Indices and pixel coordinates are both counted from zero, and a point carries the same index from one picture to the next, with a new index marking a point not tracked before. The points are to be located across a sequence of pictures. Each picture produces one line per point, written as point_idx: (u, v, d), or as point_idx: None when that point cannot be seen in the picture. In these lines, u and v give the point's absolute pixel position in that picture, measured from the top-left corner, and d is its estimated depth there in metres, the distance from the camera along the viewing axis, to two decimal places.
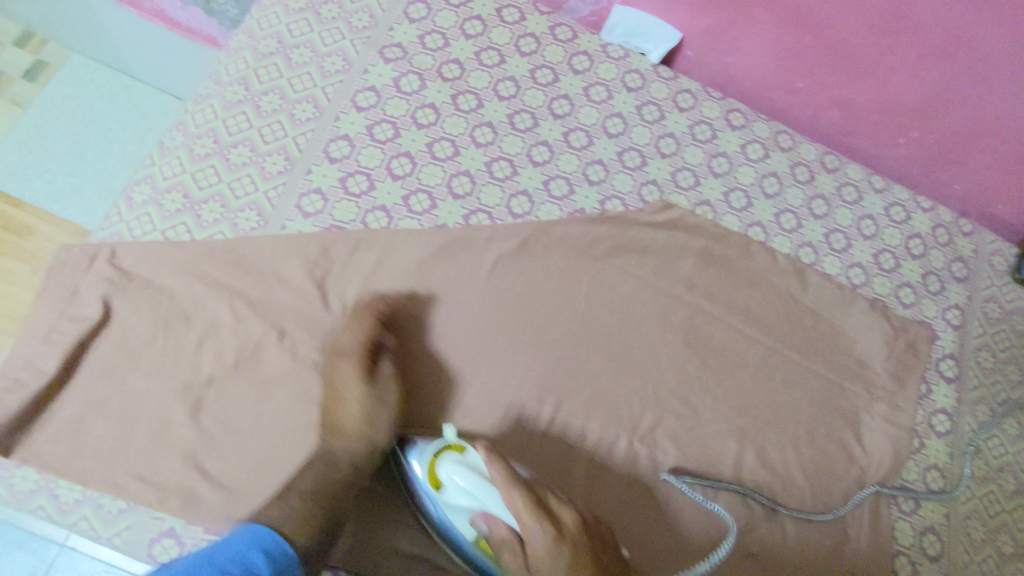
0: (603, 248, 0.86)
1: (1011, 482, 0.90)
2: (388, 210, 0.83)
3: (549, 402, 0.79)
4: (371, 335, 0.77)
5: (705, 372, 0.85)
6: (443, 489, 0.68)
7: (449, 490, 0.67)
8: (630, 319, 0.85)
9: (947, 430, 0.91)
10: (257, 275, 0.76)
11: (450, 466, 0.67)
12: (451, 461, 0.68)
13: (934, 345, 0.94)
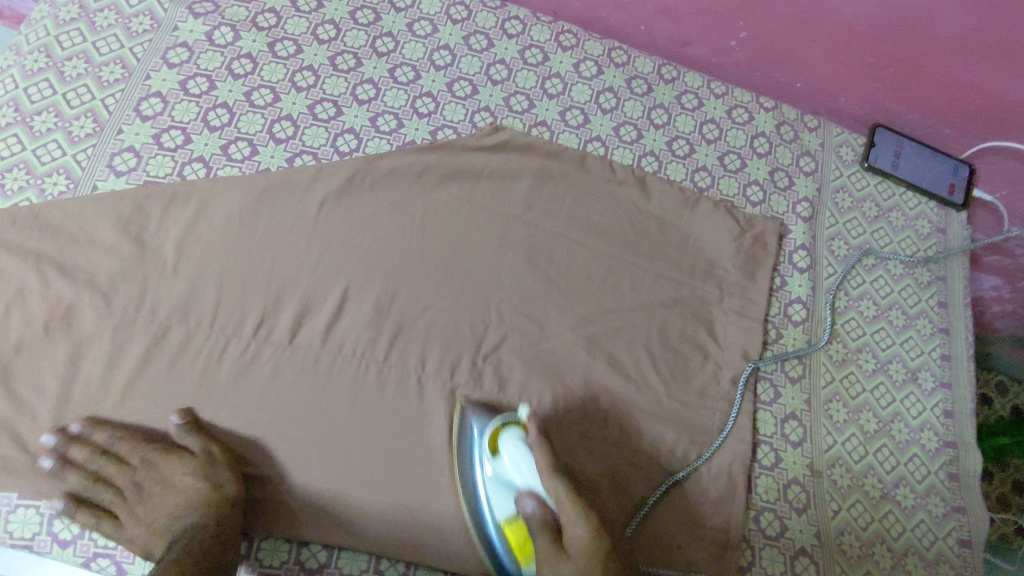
0: (434, 177, 0.86)
1: (871, 361, 0.91)
2: (206, 161, 0.81)
3: (386, 331, 0.78)
4: (193, 285, 0.75)
5: (550, 286, 0.85)
6: (498, 455, 0.70)
7: (502, 457, 0.69)
8: (468, 241, 0.85)
9: (803, 319, 0.92)
10: (65, 238, 0.74)
11: (513, 440, 0.69)
12: (510, 434, 0.70)
13: (786, 239, 0.95)
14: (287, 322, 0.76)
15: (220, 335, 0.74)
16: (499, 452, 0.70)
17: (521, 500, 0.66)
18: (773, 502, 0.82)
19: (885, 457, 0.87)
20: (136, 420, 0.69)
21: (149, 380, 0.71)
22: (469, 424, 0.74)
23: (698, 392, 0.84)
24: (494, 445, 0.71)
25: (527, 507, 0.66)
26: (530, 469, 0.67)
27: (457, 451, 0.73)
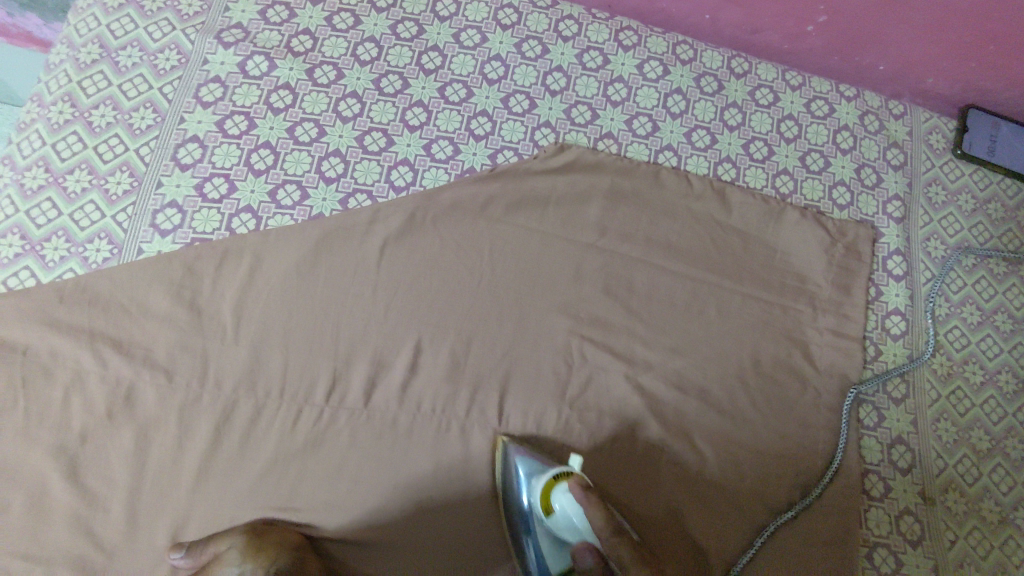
0: (500, 206, 0.79)
1: (979, 373, 0.84)
2: (255, 210, 0.75)
3: (465, 384, 0.73)
4: (255, 351, 0.70)
5: (633, 318, 0.78)
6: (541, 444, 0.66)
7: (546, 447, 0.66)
8: (541, 275, 0.78)
9: (902, 331, 0.85)
10: (115, 312, 0.69)
11: (566, 496, 0.64)
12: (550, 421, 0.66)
13: (878, 244, 0.88)
14: (359, 384, 0.71)
15: (291, 404, 0.69)
16: (554, 510, 0.64)
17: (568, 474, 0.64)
18: (885, 536, 0.76)
19: (1002, 478, 0.80)
20: (214, 505, 0.65)
21: (222, 461, 0.66)
22: (513, 465, 0.68)
23: (799, 423, 0.78)
24: None
25: (585, 561, 0.62)
26: (585, 523, 0.63)
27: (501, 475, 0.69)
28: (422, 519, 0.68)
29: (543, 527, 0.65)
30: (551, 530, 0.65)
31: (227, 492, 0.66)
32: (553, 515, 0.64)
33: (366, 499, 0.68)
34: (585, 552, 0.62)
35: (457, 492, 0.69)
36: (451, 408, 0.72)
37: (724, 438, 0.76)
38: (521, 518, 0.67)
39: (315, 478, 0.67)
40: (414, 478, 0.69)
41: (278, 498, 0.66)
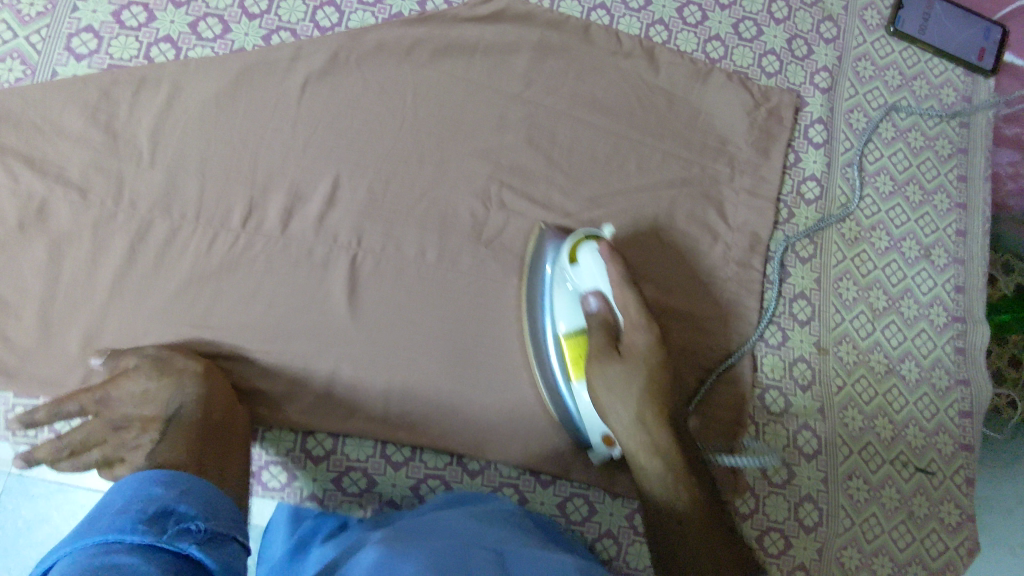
0: (426, 50, 0.79)
1: (884, 239, 0.89)
2: (174, 41, 0.75)
3: (382, 219, 0.75)
4: (173, 176, 0.71)
5: (552, 168, 0.80)
6: (576, 263, 0.70)
7: (580, 264, 0.69)
8: (465, 121, 0.79)
9: (816, 197, 0.88)
10: (28, 129, 0.69)
11: (592, 249, 0.69)
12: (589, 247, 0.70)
13: (802, 112, 0.90)
14: (277, 213, 0.73)
15: (208, 228, 0.71)
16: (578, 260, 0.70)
17: (588, 297, 0.68)
18: (777, 380, 0.82)
19: (893, 333, 0.86)
20: (130, 317, 0.68)
21: (139, 276, 0.69)
22: (544, 249, 0.74)
23: (707, 274, 0.82)
24: (573, 253, 0.70)
25: (592, 304, 0.68)
26: (599, 276, 0.68)
27: (529, 291, 0.73)
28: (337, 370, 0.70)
29: (561, 286, 0.71)
30: (570, 282, 0.70)
31: (145, 307, 0.69)
32: (575, 264, 0.70)
33: (280, 321, 0.71)
34: (595, 298, 0.68)
35: (371, 320, 0.72)
36: (369, 241, 0.74)
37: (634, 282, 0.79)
38: (544, 279, 0.73)
39: (231, 298, 0.70)
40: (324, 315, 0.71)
41: (196, 316, 0.69)
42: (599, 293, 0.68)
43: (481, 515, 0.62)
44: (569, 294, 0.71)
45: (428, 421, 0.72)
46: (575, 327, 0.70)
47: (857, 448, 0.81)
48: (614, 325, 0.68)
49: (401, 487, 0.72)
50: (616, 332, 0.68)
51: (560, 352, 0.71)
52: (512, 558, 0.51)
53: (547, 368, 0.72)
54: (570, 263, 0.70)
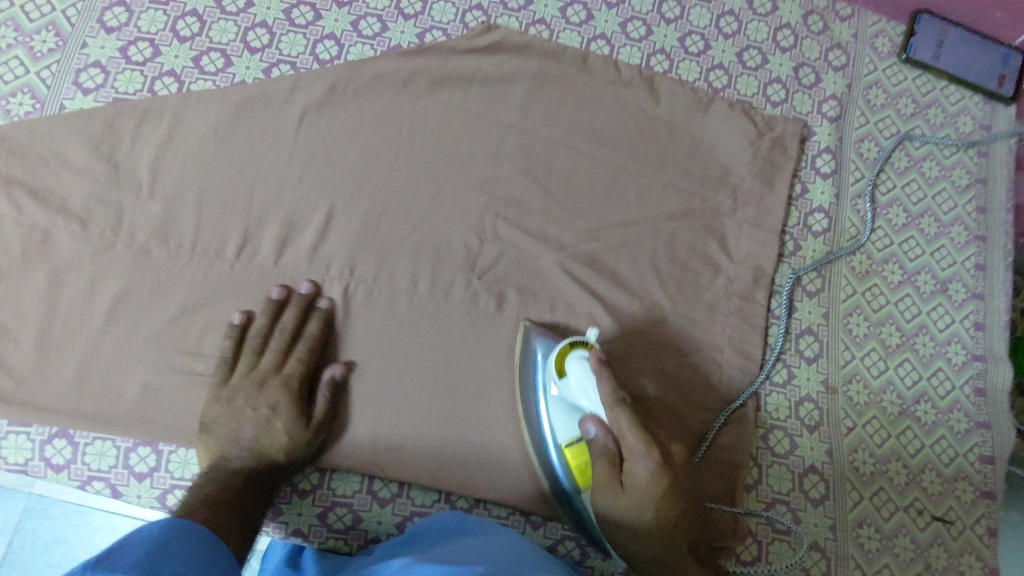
0: (423, 82, 0.80)
1: (897, 273, 0.85)
2: (178, 75, 0.77)
3: (375, 249, 0.75)
4: (170, 206, 0.72)
5: (549, 199, 0.80)
6: (566, 377, 0.67)
7: (569, 378, 0.67)
8: (461, 151, 0.79)
9: (824, 229, 0.85)
10: (34, 161, 0.71)
11: (580, 360, 0.67)
12: (579, 357, 0.67)
13: (808, 142, 0.88)
14: (271, 242, 0.73)
15: (202, 257, 0.72)
16: (567, 372, 0.67)
17: (584, 424, 0.65)
18: (782, 420, 0.78)
19: (907, 372, 0.82)
20: (121, 345, 0.68)
21: (132, 304, 0.69)
22: (532, 346, 0.72)
23: (708, 308, 0.79)
24: (561, 366, 0.68)
25: (590, 431, 0.65)
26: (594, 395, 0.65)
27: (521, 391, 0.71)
28: (326, 409, 0.69)
29: (555, 395, 0.69)
30: (564, 396, 0.68)
31: (137, 336, 0.69)
32: (564, 378, 0.67)
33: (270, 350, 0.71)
34: (593, 426, 0.65)
35: (361, 352, 0.72)
36: (361, 271, 0.74)
37: (631, 316, 0.77)
38: (537, 384, 0.70)
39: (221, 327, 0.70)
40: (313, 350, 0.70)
41: (185, 344, 0.69)
42: (597, 420, 0.65)
43: (478, 549, 0.58)
44: (564, 405, 0.68)
45: (417, 457, 0.70)
46: (573, 438, 0.67)
47: (868, 494, 0.77)
48: (609, 444, 0.64)
49: (387, 524, 0.71)
50: (613, 449, 0.64)
51: (562, 462, 0.68)
52: None
53: (551, 472, 0.69)
54: (560, 377, 0.68)
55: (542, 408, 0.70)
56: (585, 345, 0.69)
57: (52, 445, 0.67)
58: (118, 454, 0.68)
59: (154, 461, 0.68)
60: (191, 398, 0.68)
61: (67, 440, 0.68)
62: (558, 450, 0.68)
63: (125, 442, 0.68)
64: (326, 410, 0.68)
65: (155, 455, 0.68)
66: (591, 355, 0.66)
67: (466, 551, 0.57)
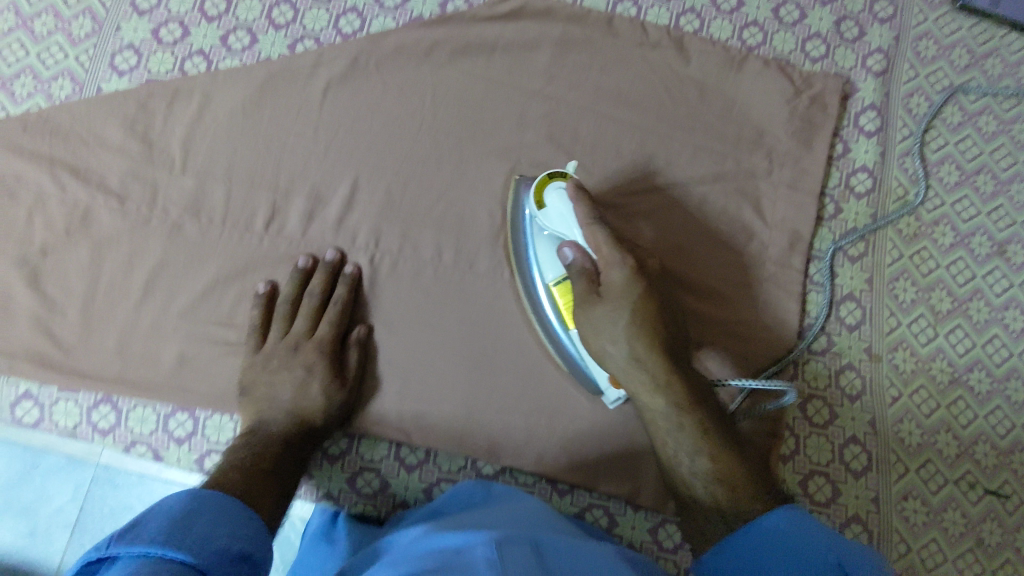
0: (445, 52, 0.79)
1: (949, 234, 0.80)
2: (206, 54, 0.78)
3: (399, 220, 0.75)
4: (201, 182, 0.75)
5: (574, 165, 0.78)
6: (545, 208, 0.67)
7: (548, 210, 0.67)
8: (484, 120, 0.78)
9: (869, 190, 0.81)
10: (74, 141, 0.74)
11: (558, 192, 0.67)
12: (556, 188, 0.67)
13: (851, 99, 0.83)
14: (298, 215, 0.74)
15: (233, 231, 0.74)
16: (546, 203, 0.67)
17: (563, 248, 0.66)
18: (821, 389, 0.75)
19: (959, 339, 0.77)
20: (159, 316, 0.71)
21: (168, 277, 0.72)
22: (523, 198, 0.73)
23: (741, 274, 0.76)
24: (540, 198, 0.68)
25: (568, 255, 0.65)
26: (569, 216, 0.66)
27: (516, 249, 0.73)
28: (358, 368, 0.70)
29: (544, 235, 0.69)
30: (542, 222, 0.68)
31: (173, 308, 0.71)
32: (543, 209, 0.67)
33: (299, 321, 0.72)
34: (570, 249, 0.65)
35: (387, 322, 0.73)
36: (386, 242, 0.74)
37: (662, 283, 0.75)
38: (528, 229, 0.72)
39: (251, 299, 0.72)
40: (342, 318, 0.70)
41: (218, 316, 0.72)
42: (574, 243, 0.65)
43: (515, 517, 0.59)
44: (546, 235, 0.69)
45: (443, 425, 0.71)
46: (560, 276, 0.68)
47: (914, 466, 0.73)
48: (587, 264, 0.64)
49: (414, 490, 0.72)
50: (590, 267, 0.64)
51: (562, 325, 0.70)
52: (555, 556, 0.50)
53: (557, 338, 0.71)
54: (539, 209, 0.68)
55: (534, 259, 0.71)
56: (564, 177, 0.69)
57: (99, 410, 0.71)
58: (158, 419, 0.71)
59: (192, 426, 0.70)
60: (226, 367, 0.70)
61: (111, 406, 0.71)
62: (549, 291, 0.70)
63: (164, 408, 0.71)
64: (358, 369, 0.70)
65: (192, 420, 0.70)
66: (568, 186, 0.66)
67: (501, 519, 0.58)
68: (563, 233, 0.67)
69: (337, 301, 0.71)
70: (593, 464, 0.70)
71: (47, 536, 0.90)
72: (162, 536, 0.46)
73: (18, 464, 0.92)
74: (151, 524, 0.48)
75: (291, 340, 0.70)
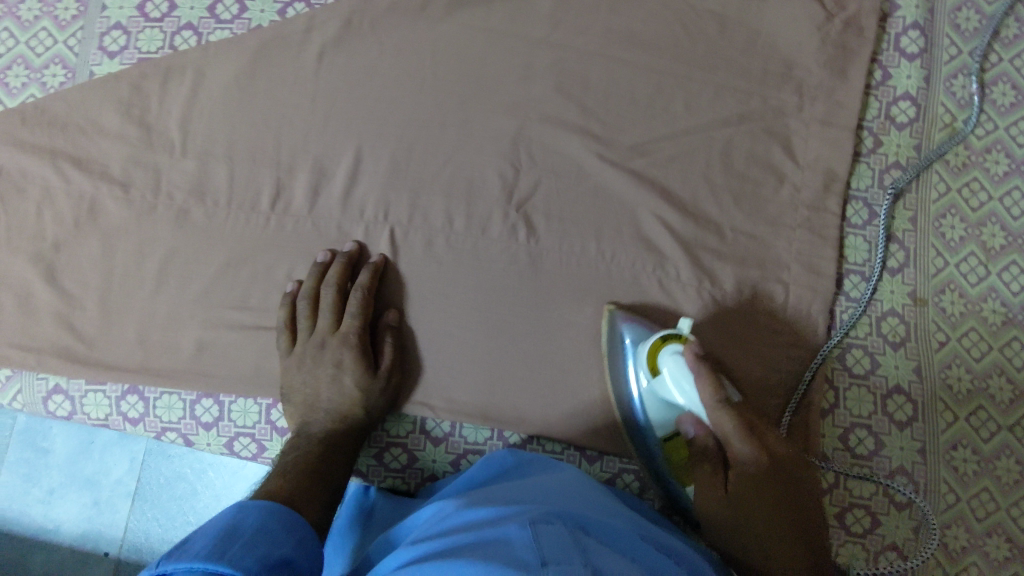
0: (442, 5, 0.75)
1: (1002, 162, 0.73)
2: (195, 27, 0.75)
3: (406, 188, 0.72)
4: (203, 163, 0.73)
5: (587, 116, 0.73)
6: (659, 376, 0.61)
7: (663, 378, 0.61)
8: (488, 75, 0.74)
9: (912, 120, 0.74)
10: (73, 131, 0.73)
11: (675, 356, 0.60)
12: (672, 352, 0.60)
13: (891, 19, 0.76)
14: (303, 190, 0.72)
15: (240, 212, 0.72)
16: (660, 370, 0.61)
17: (683, 423, 0.61)
18: (862, 338, 0.71)
19: (1014, 276, 0.72)
20: (175, 304, 0.71)
21: (180, 264, 0.71)
22: (620, 331, 0.67)
23: (771, 221, 0.71)
24: (653, 363, 0.62)
25: (689, 430, 0.60)
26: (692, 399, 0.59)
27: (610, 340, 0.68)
28: (393, 356, 0.68)
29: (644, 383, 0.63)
30: (657, 394, 0.62)
31: (188, 294, 0.71)
32: (660, 378, 0.61)
33: None
34: (692, 426, 0.60)
35: (402, 296, 0.70)
36: (395, 212, 0.72)
37: (687, 237, 0.71)
38: (630, 379, 0.65)
39: (264, 280, 0.71)
40: (357, 294, 0.68)
41: (233, 299, 0.71)
42: (699, 423, 0.60)
43: (545, 488, 0.55)
44: (657, 397, 0.62)
45: (467, 398, 0.69)
46: (672, 434, 0.62)
47: (964, 413, 0.70)
48: (709, 444, 0.59)
49: (441, 463, 0.71)
50: (713, 449, 0.59)
51: (657, 446, 0.64)
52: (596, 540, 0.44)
53: (637, 432, 0.66)
54: (652, 376, 0.62)
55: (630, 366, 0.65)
56: (679, 338, 0.63)
57: (127, 400, 0.71)
58: (185, 406, 0.71)
59: (217, 411, 0.71)
60: (245, 350, 0.70)
61: (139, 395, 0.71)
62: (654, 442, 0.64)
63: (189, 395, 0.71)
64: (393, 357, 0.67)
65: (217, 405, 0.71)
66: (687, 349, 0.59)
67: (532, 490, 0.54)
68: (682, 402, 0.60)
69: (347, 276, 0.69)
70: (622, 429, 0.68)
71: (110, 504, 0.95)
72: (206, 553, 0.45)
73: (75, 440, 0.97)
74: (198, 541, 0.47)
75: (317, 335, 0.68)
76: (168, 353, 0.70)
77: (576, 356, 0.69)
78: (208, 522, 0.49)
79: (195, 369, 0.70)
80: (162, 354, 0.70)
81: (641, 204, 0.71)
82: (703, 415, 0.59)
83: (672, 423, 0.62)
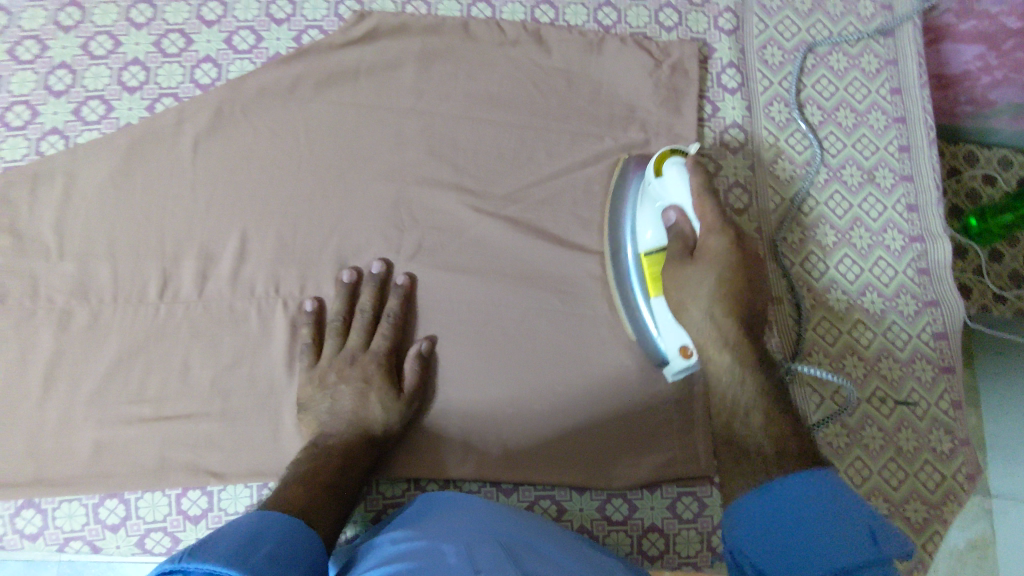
0: (310, 85, 0.79)
1: (822, 171, 0.85)
2: (62, 131, 0.78)
3: (293, 262, 0.74)
4: (81, 263, 0.73)
5: (459, 173, 0.79)
6: (661, 176, 0.68)
7: (664, 178, 0.68)
8: (362, 145, 0.78)
9: (742, 144, 0.84)
10: None
11: (677, 165, 0.67)
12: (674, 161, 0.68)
13: (711, 61, 0.87)
14: (189, 275, 0.73)
15: (126, 306, 0.72)
16: (663, 173, 0.68)
17: (667, 213, 0.67)
18: None
19: (849, 268, 0.82)
20: (66, 409, 0.70)
21: (68, 366, 0.71)
22: (629, 175, 0.77)
23: None
24: (658, 166, 0.69)
25: (671, 219, 0.67)
26: (682, 189, 0.66)
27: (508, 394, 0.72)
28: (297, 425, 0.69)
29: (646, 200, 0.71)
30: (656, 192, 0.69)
31: (79, 395, 0.70)
32: (660, 176, 0.68)
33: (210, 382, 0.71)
34: (674, 213, 0.66)
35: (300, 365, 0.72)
36: (286, 286, 0.74)
37: (566, 271, 0.76)
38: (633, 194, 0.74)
39: (158, 371, 0.71)
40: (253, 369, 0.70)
41: (127, 394, 0.70)
42: (680, 208, 0.66)
43: (467, 504, 0.58)
44: (651, 205, 0.70)
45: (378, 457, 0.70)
46: (654, 246, 0.69)
47: (828, 394, 0.78)
48: (687, 227, 0.66)
49: (362, 522, 0.71)
50: (688, 232, 0.66)
51: (636, 264, 0.72)
52: (527, 559, 0.49)
53: (623, 254, 0.73)
54: (655, 176, 0.69)
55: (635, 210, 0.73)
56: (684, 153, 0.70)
57: (21, 516, 0.69)
58: (87, 511, 0.69)
59: (123, 509, 0.69)
60: (145, 444, 0.69)
61: (35, 509, 0.69)
62: (636, 252, 0.72)
63: (90, 499, 0.69)
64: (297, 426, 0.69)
65: (123, 504, 0.69)
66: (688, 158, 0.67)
67: (454, 510, 0.57)
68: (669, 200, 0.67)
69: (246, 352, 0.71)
70: (529, 462, 0.71)
71: None
72: (227, 557, 0.48)
73: None
74: (220, 544, 0.50)
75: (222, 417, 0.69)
76: (61, 461, 0.69)
77: (473, 400, 0.72)
78: (238, 529, 0.52)
79: (95, 472, 0.68)
80: (58, 461, 0.69)
81: (519, 246, 0.77)
82: (692, 208, 0.65)
83: (659, 233, 0.69)
